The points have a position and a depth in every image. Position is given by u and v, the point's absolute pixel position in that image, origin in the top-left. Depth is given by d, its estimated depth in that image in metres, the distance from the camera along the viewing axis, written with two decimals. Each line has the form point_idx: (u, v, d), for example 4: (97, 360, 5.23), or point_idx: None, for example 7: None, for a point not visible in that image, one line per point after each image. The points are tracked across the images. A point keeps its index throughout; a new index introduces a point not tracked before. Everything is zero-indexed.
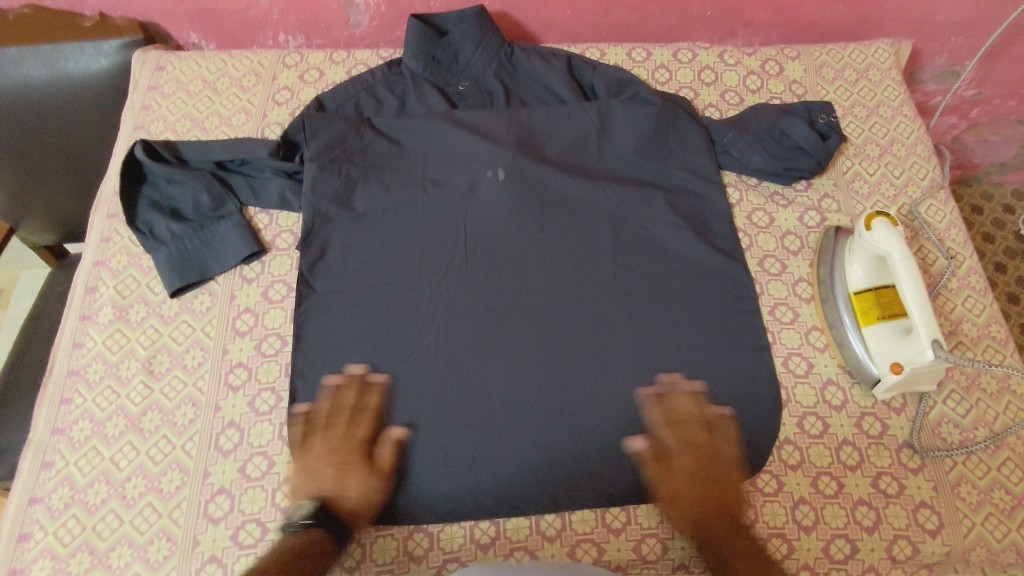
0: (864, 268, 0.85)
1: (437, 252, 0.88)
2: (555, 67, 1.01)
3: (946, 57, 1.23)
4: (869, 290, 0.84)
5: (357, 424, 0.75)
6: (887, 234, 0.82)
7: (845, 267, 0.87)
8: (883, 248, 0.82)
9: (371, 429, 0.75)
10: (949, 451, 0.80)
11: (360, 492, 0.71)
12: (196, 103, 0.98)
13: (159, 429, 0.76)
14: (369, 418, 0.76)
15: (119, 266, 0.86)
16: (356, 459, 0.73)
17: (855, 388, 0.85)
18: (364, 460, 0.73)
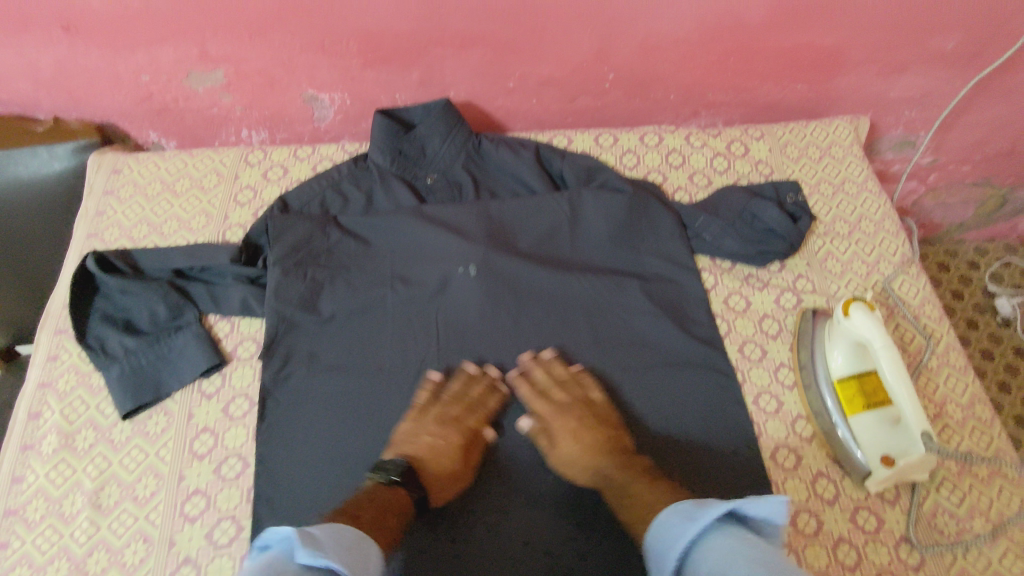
0: (844, 354, 0.83)
1: (408, 352, 0.85)
2: (524, 157, 1.00)
3: (902, 129, 1.26)
4: (851, 376, 0.82)
5: (471, 411, 0.79)
6: (866, 320, 0.80)
7: (825, 353, 0.85)
8: (863, 335, 0.81)
9: (479, 416, 0.79)
10: (948, 546, 0.76)
11: (447, 467, 0.74)
12: (154, 207, 0.96)
13: (106, 572, 0.70)
14: (481, 409, 0.80)
15: (66, 387, 0.81)
16: (458, 439, 0.76)
17: (847, 480, 0.81)
18: (463, 447, 0.76)
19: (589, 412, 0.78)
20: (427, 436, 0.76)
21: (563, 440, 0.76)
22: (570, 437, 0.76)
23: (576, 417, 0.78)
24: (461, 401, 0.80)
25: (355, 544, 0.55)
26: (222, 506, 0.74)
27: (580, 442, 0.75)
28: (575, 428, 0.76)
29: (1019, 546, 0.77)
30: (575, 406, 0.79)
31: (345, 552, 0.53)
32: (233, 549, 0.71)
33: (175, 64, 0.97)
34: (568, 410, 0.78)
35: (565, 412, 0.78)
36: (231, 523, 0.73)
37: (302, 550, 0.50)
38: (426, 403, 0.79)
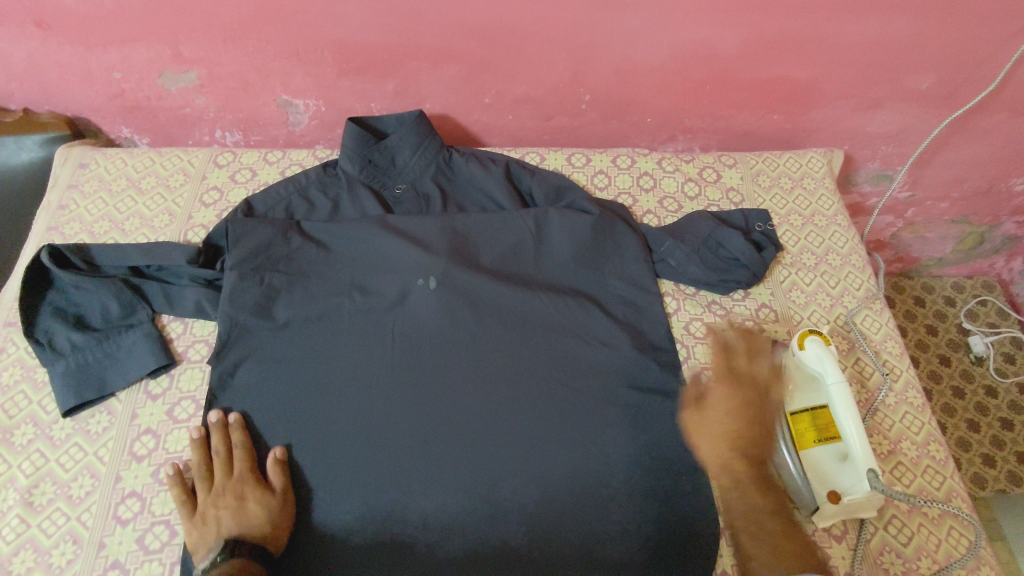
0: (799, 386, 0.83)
1: (361, 363, 0.83)
2: (493, 173, 1.00)
3: (878, 163, 1.26)
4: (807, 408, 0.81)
5: (232, 465, 0.75)
6: (822, 354, 0.82)
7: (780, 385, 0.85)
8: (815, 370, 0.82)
9: (248, 462, 0.75)
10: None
11: (263, 516, 0.71)
12: (117, 203, 0.96)
13: (32, 572, 0.69)
14: (243, 453, 0.76)
15: (10, 381, 0.81)
16: (247, 491, 0.73)
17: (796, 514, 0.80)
18: (257, 490, 0.73)
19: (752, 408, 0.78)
20: (217, 514, 0.72)
21: (703, 430, 0.78)
22: (718, 428, 0.77)
23: (725, 408, 0.78)
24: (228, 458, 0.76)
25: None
26: (156, 510, 0.73)
27: (721, 437, 0.76)
28: (724, 420, 0.77)
29: None
30: (726, 397, 0.79)
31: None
32: (165, 554, 0.71)
33: (148, 64, 0.97)
34: (723, 399, 0.79)
35: (718, 402, 0.79)
36: (164, 527, 0.73)
37: None
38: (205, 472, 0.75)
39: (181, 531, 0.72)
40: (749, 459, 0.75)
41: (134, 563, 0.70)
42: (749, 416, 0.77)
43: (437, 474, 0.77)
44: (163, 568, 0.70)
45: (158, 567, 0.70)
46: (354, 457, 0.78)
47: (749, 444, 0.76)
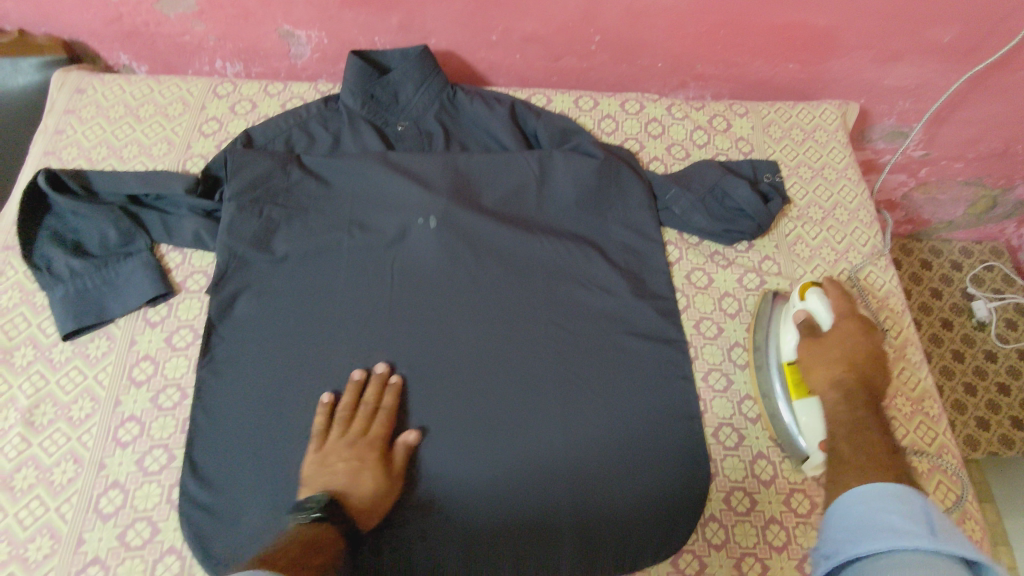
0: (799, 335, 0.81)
1: (360, 300, 0.83)
2: (497, 112, 0.98)
3: (894, 119, 1.23)
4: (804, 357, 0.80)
5: (374, 422, 0.74)
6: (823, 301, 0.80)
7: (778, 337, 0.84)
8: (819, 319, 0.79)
9: (383, 429, 0.74)
10: None
11: (371, 491, 0.69)
12: (115, 130, 0.94)
13: (33, 488, 0.71)
14: (385, 418, 0.75)
15: (9, 304, 0.82)
16: (371, 458, 0.71)
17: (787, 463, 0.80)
18: (381, 461, 0.71)
19: (873, 340, 0.73)
20: (337, 462, 0.70)
21: (824, 358, 0.73)
22: (834, 358, 0.73)
23: (850, 340, 0.73)
24: (363, 414, 0.75)
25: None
26: (155, 434, 0.75)
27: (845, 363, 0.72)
28: (842, 350, 0.73)
29: None
30: (851, 330, 0.75)
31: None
32: (163, 476, 0.73)
33: None
34: (847, 332, 0.74)
35: (839, 334, 0.75)
36: (163, 451, 0.74)
37: None
38: (347, 417, 0.74)
39: (179, 454, 0.74)
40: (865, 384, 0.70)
41: (133, 484, 0.72)
42: (866, 348, 0.73)
43: (463, 417, 0.78)
44: (162, 490, 0.72)
45: (156, 488, 0.72)
46: (441, 432, 0.77)
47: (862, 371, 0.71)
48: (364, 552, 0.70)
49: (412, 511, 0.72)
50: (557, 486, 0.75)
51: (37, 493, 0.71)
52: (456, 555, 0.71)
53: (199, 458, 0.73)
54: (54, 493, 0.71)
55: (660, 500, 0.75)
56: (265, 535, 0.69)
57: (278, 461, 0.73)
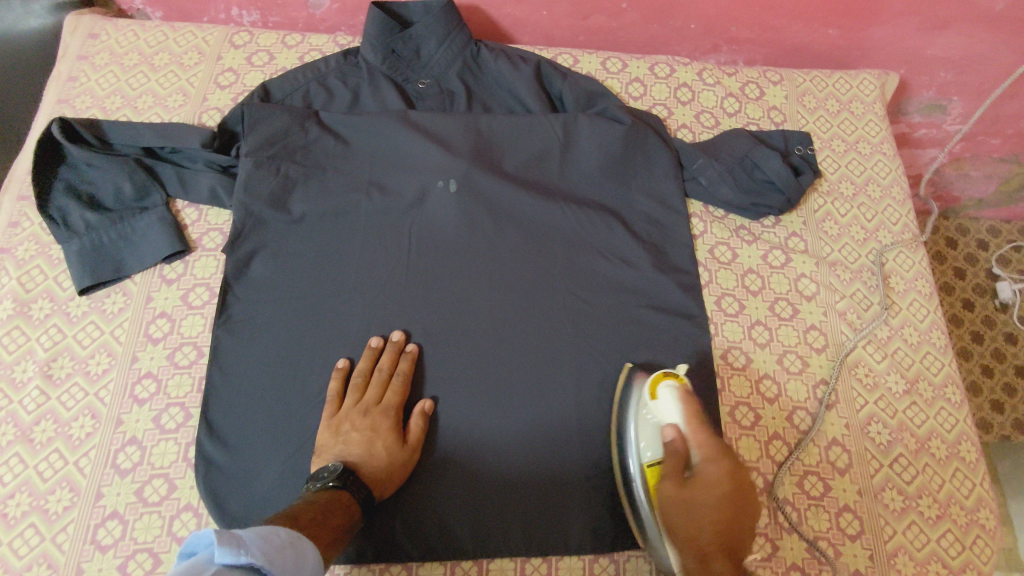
0: (655, 443, 0.69)
1: (377, 263, 0.82)
2: (522, 72, 0.95)
3: (934, 91, 1.18)
4: (650, 468, 0.68)
5: (388, 390, 0.74)
6: (675, 407, 0.68)
7: (635, 436, 0.71)
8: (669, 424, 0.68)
9: (399, 397, 0.73)
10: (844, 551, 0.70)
11: (386, 460, 0.69)
12: (129, 78, 0.92)
13: (52, 441, 0.72)
14: (399, 386, 0.74)
15: (26, 255, 0.81)
16: (385, 427, 0.71)
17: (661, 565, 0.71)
18: (395, 429, 0.71)
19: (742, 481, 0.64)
20: (351, 431, 0.70)
21: (681, 511, 0.63)
22: (693, 516, 0.63)
23: (716, 493, 0.63)
24: (377, 381, 0.74)
25: (289, 544, 0.52)
26: (172, 392, 0.75)
27: (709, 523, 0.62)
28: (709, 509, 0.63)
29: (960, 528, 0.76)
30: (718, 475, 0.63)
31: (274, 554, 0.49)
32: (179, 435, 0.73)
33: None
34: (713, 483, 0.63)
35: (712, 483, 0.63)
36: (179, 409, 0.74)
37: (220, 549, 0.46)
38: (361, 384, 0.74)
39: (196, 414, 0.74)
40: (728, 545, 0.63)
41: (150, 441, 0.72)
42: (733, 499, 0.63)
43: (482, 384, 0.77)
44: (178, 448, 0.72)
45: (173, 446, 0.72)
46: (457, 397, 0.76)
47: (727, 530, 0.63)
48: (382, 518, 0.71)
49: (424, 476, 0.73)
50: (569, 460, 0.75)
51: (56, 446, 0.71)
52: (465, 523, 0.72)
53: (215, 417, 0.73)
54: (72, 446, 0.72)
55: None
56: (278, 498, 0.69)
57: (291, 425, 0.73)
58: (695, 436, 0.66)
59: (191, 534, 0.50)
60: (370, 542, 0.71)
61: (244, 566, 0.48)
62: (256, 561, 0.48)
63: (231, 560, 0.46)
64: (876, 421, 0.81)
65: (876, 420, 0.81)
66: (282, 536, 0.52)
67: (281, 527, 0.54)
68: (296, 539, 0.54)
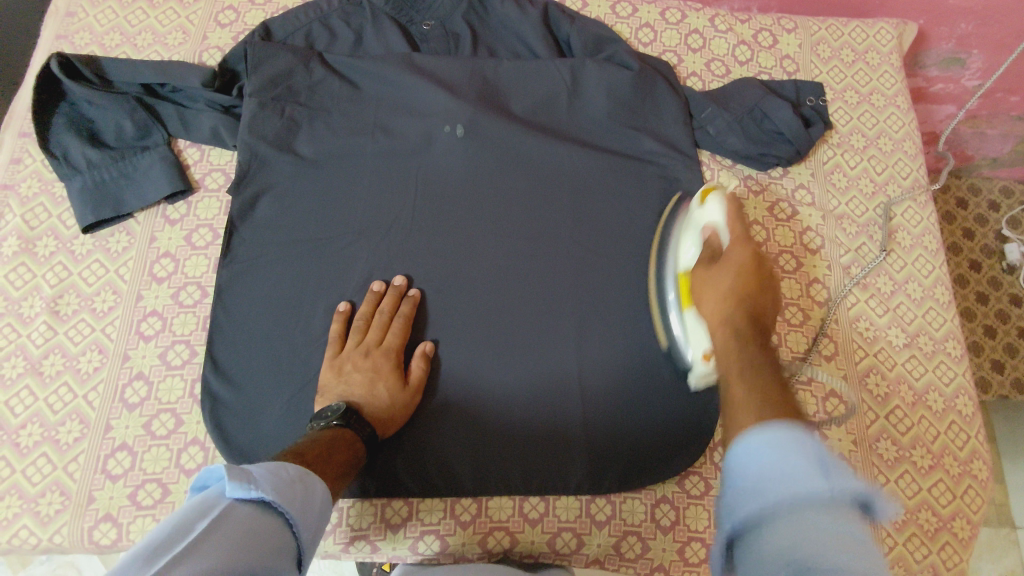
0: (692, 245, 0.72)
1: (381, 208, 0.81)
2: (529, 14, 0.92)
3: (953, 43, 1.14)
4: (682, 275, 0.72)
5: (389, 332, 0.74)
6: (715, 209, 0.71)
7: (677, 247, 0.75)
8: (710, 220, 0.70)
9: (400, 340, 0.74)
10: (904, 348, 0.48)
11: (388, 399, 0.70)
12: (128, 15, 0.90)
13: (61, 375, 0.73)
14: (400, 329, 0.74)
15: (29, 193, 0.81)
16: (387, 368, 0.72)
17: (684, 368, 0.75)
18: (396, 371, 0.72)
19: (762, 271, 0.61)
20: (353, 371, 0.71)
21: (710, 287, 0.62)
22: (720, 287, 0.60)
23: (739, 265, 0.61)
24: (379, 323, 0.75)
25: (299, 479, 0.53)
26: (178, 329, 0.76)
27: (731, 298, 0.58)
28: (730, 274, 0.61)
29: (952, 478, 0.77)
30: (745, 255, 0.62)
31: (284, 488, 0.50)
32: (185, 371, 0.74)
33: None
34: (738, 257, 0.62)
35: (734, 260, 0.62)
36: (185, 346, 0.75)
37: (230, 484, 0.47)
38: (361, 327, 0.74)
39: (201, 351, 0.75)
40: (759, 328, 0.54)
41: (157, 377, 0.74)
42: (749, 268, 0.61)
43: (485, 327, 0.77)
44: (184, 384, 0.74)
45: (179, 382, 0.74)
46: (460, 341, 0.77)
47: (758, 314, 0.56)
48: (385, 457, 0.73)
49: (426, 417, 0.74)
50: (570, 405, 0.75)
51: (65, 380, 0.73)
52: (465, 463, 0.73)
53: (219, 356, 0.74)
54: (81, 380, 0.73)
55: (677, 423, 0.75)
56: (283, 433, 0.71)
57: (295, 365, 0.74)
58: (726, 228, 0.67)
59: (202, 469, 0.50)
60: (373, 480, 0.72)
61: (255, 501, 0.49)
62: (266, 496, 0.48)
63: (241, 495, 0.47)
64: (875, 373, 0.82)
65: (875, 373, 0.82)
66: (292, 473, 0.53)
67: (289, 463, 0.55)
68: (305, 474, 0.54)
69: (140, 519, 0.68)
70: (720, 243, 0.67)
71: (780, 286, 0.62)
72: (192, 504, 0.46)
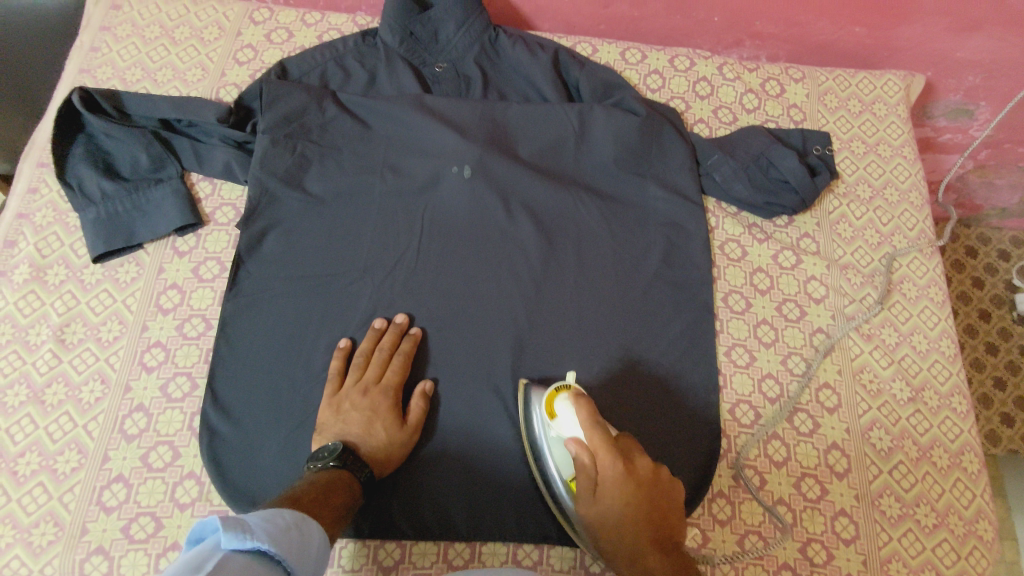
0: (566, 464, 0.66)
1: (387, 247, 0.82)
2: (540, 60, 0.94)
3: (961, 95, 1.15)
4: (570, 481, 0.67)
5: (388, 371, 0.74)
6: (571, 425, 0.65)
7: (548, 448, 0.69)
8: (572, 442, 0.65)
9: (398, 379, 0.74)
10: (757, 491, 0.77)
11: (385, 440, 0.70)
12: (150, 51, 0.93)
13: (62, 404, 0.74)
14: (399, 368, 0.74)
15: (43, 222, 0.83)
16: (385, 408, 0.72)
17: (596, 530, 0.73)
18: (395, 410, 0.72)
19: (644, 478, 0.61)
20: (350, 411, 0.71)
21: (605, 518, 0.62)
22: (609, 521, 0.62)
23: (625, 499, 0.61)
24: (378, 361, 0.75)
25: (294, 526, 0.52)
26: (180, 362, 0.76)
27: (632, 528, 0.61)
28: (625, 514, 0.61)
29: (957, 539, 0.75)
30: (621, 472, 0.61)
31: (282, 536, 0.50)
32: (185, 404, 0.74)
33: None
34: (614, 479, 0.61)
35: (615, 489, 0.61)
36: (186, 379, 0.76)
37: (227, 535, 0.45)
38: (361, 366, 0.74)
39: (202, 384, 0.76)
40: (660, 543, 0.61)
41: (157, 409, 0.74)
42: (637, 488, 0.61)
43: (484, 369, 0.77)
44: (183, 417, 0.74)
45: (178, 415, 0.74)
46: (460, 382, 0.77)
47: (657, 530, 0.61)
48: (380, 496, 0.72)
49: (423, 457, 0.74)
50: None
51: (66, 409, 0.73)
52: (460, 506, 0.72)
53: (219, 390, 0.74)
54: (82, 410, 0.73)
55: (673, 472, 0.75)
56: (280, 471, 0.71)
57: (294, 402, 0.74)
58: (589, 448, 0.62)
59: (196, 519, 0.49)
60: (367, 518, 0.72)
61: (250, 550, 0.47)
62: (263, 544, 0.47)
63: (238, 545, 0.46)
64: (878, 427, 0.81)
65: (878, 427, 0.81)
66: (286, 521, 0.52)
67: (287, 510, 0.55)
68: (300, 521, 0.53)
69: (132, 553, 0.67)
70: (589, 466, 0.62)
71: (662, 468, 0.63)
72: (187, 557, 0.44)
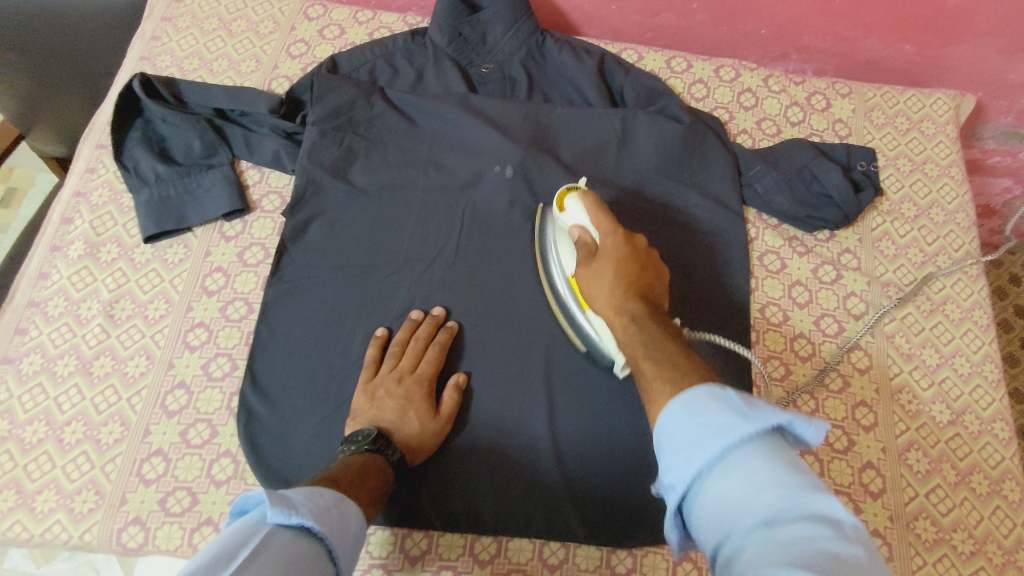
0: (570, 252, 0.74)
1: (427, 240, 0.83)
2: (586, 65, 0.95)
3: (1012, 117, 1.13)
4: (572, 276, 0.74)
5: (423, 361, 0.75)
6: (576, 212, 0.73)
7: (558, 252, 0.77)
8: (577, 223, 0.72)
9: (432, 369, 0.75)
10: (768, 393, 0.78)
11: (417, 428, 0.71)
12: (207, 42, 0.96)
13: (108, 377, 0.76)
14: (433, 358, 0.75)
15: (99, 201, 0.86)
16: (419, 396, 0.73)
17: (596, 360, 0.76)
18: (428, 400, 0.73)
19: (636, 252, 0.67)
20: (385, 398, 0.72)
21: (594, 284, 0.67)
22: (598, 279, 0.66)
23: (617, 259, 0.66)
24: (413, 351, 0.76)
25: (334, 506, 0.53)
26: (221, 343, 0.78)
27: (617, 280, 0.65)
28: (614, 270, 0.65)
29: (994, 567, 0.73)
30: (617, 241, 0.68)
31: (323, 514, 0.51)
32: (225, 384, 0.76)
33: None
34: (614, 245, 0.68)
35: (609, 253, 0.67)
36: (227, 359, 0.78)
37: (273, 510, 0.47)
38: (396, 354, 0.75)
39: (242, 366, 0.77)
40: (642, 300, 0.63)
41: (197, 387, 0.76)
42: (627, 257, 0.67)
43: (517, 365, 0.78)
44: (222, 397, 0.76)
45: (218, 394, 0.76)
46: (493, 377, 0.77)
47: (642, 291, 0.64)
48: (410, 486, 0.73)
49: (453, 449, 0.74)
50: (595, 454, 0.75)
51: (112, 381, 0.76)
52: (488, 500, 0.73)
53: (258, 372, 0.76)
54: (127, 383, 0.76)
55: None
56: (313, 453, 0.72)
57: (330, 387, 0.75)
58: (592, 225, 0.70)
59: (240, 495, 0.50)
60: (396, 507, 0.72)
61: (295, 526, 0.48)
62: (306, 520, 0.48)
63: (283, 520, 0.47)
64: (915, 448, 0.79)
65: (916, 448, 0.79)
66: (326, 501, 0.53)
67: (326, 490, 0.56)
68: (340, 502, 0.54)
69: (167, 526, 0.69)
70: (590, 241, 0.70)
71: (654, 253, 0.69)
72: (234, 531, 0.45)
